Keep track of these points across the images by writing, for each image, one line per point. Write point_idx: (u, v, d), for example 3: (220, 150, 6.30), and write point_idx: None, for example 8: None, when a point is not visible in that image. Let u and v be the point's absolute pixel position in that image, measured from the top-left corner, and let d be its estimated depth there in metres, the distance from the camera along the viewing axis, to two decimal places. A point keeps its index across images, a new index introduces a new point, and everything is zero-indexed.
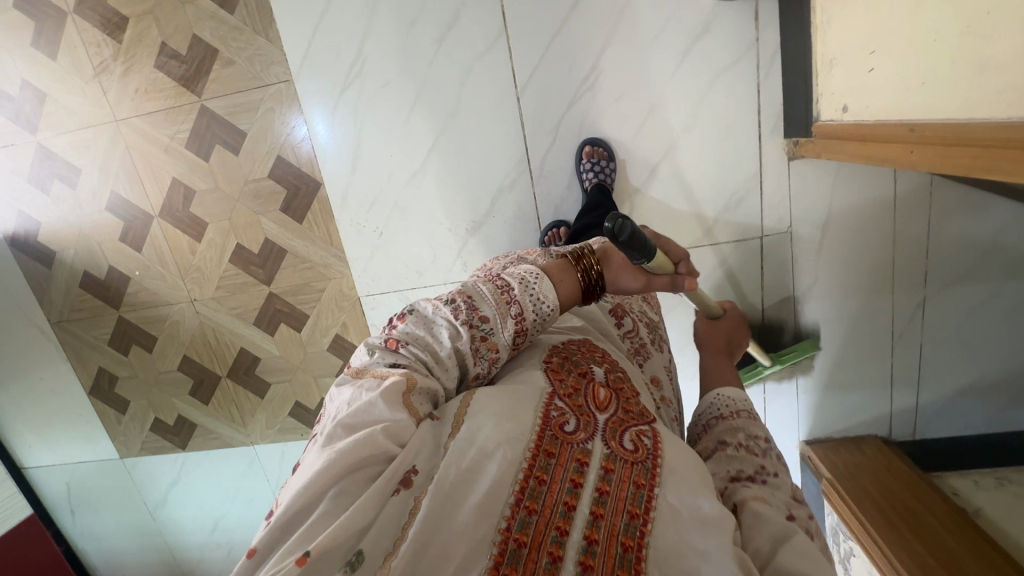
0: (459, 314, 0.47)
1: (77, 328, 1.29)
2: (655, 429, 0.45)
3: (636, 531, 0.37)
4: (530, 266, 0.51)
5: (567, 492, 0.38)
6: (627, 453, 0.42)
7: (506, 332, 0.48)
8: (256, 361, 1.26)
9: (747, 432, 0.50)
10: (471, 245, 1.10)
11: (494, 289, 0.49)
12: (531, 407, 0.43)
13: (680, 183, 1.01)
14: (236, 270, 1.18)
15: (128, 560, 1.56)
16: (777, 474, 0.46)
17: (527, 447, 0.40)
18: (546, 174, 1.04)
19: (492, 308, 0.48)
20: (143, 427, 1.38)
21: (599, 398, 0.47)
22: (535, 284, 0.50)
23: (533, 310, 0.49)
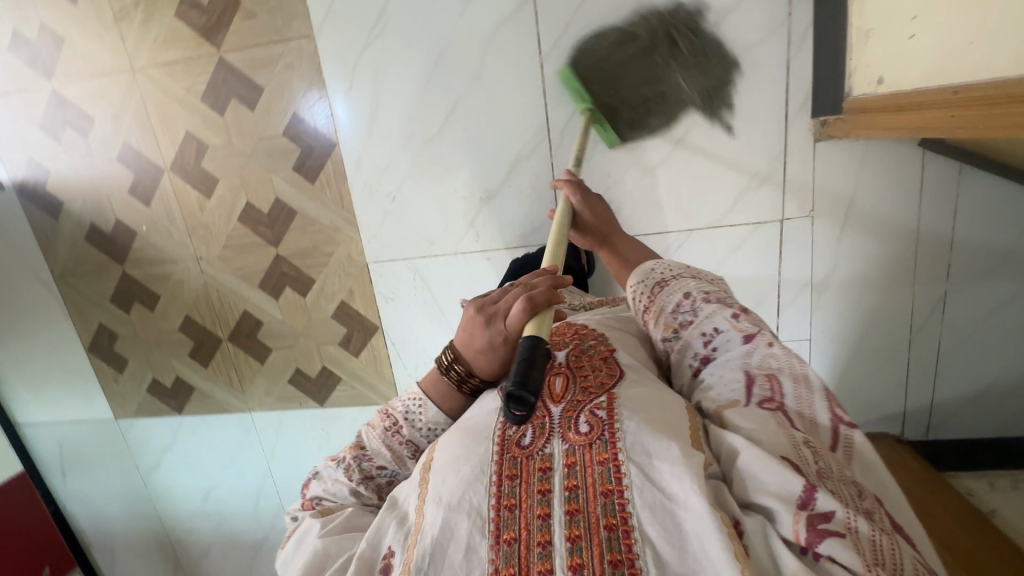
0: (354, 470, 0.61)
1: (80, 283, 1.27)
2: (611, 397, 0.51)
3: (615, 508, 0.43)
4: (412, 393, 0.62)
5: (538, 506, 0.45)
6: (583, 438, 0.49)
7: (403, 466, 0.62)
8: (259, 326, 1.24)
9: (671, 309, 0.62)
10: (484, 215, 1.08)
11: (385, 433, 0.62)
12: (488, 435, 0.51)
13: (701, 160, 0.99)
14: (244, 230, 1.16)
15: (117, 525, 1.55)
16: (716, 329, 0.58)
17: (490, 483, 0.48)
18: (565, 145, 1.01)
19: (384, 452, 0.61)
20: (140, 388, 1.36)
21: (555, 392, 0.54)
22: (418, 414, 0.62)
23: (420, 437, 0.62)
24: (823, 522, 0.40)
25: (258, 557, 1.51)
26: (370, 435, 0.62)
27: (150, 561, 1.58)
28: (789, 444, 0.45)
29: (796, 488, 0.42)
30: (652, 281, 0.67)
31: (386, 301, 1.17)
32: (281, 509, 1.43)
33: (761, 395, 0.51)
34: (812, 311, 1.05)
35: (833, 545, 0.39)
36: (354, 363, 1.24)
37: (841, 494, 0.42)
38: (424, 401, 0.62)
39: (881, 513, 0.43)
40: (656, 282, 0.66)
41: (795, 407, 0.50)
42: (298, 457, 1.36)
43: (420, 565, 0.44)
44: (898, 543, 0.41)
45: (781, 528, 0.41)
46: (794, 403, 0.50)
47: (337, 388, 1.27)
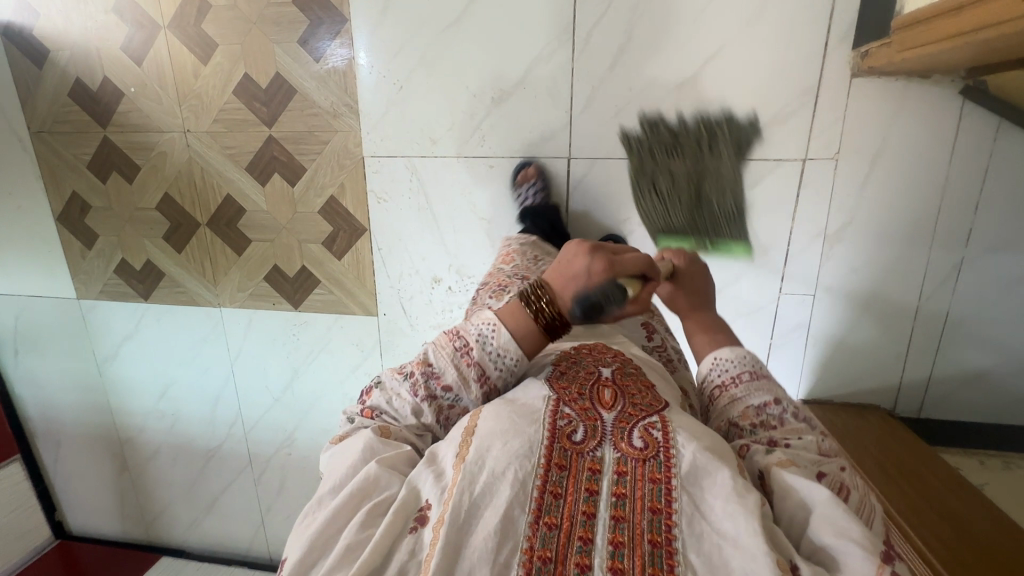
0: (420, 386, 0.56)
1: (57, 143, 1.20)
2: (665, 418, 0.50)
3: (661, 526, 0.42)
4: (486, 318, 0.58)
5: (584, 502, 0.45)
6: (637, 451, 0.47)
7: (467, 391, 0.56)
8: (240, 214, 1.18)
9: (757, 402, 0.55)
10: (494, 119, 1.02)
11: (454, 352, 0.57)
12: (539, 420, 0.50)
13: (730, 85, 0.93)
14: (238, 105, 1.09)
15: (67, 416, 1.48)
16: (798, 436, 0.51)
17: (537, 466, 0.46)
18: (590, 48, 0.95)
19: (450, 371, 0.56)
20: (107, 267, 1.28)
21: (604, 399, 0.53)
22: (490, 339, 0.56)
23: (490, 362, 0.56)
24: None
25: (208, 466, 1.45)
26: (437, 353, 0.57)
27: (95, 458, 1.52)
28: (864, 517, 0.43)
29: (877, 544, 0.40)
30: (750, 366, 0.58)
31: (378, 202, 1.10)
32: (238, 417, 1.37)
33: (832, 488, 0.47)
34: (821, 264, 1.00)
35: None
36: (334, 266, 1.18)
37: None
38: (498, 326, 0.56)
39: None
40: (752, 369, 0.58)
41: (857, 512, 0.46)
42: (264, 363, 1.30)
43: (456, 526, 0.43)
44: None
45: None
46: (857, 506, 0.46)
47: (314, 292, 1.21)
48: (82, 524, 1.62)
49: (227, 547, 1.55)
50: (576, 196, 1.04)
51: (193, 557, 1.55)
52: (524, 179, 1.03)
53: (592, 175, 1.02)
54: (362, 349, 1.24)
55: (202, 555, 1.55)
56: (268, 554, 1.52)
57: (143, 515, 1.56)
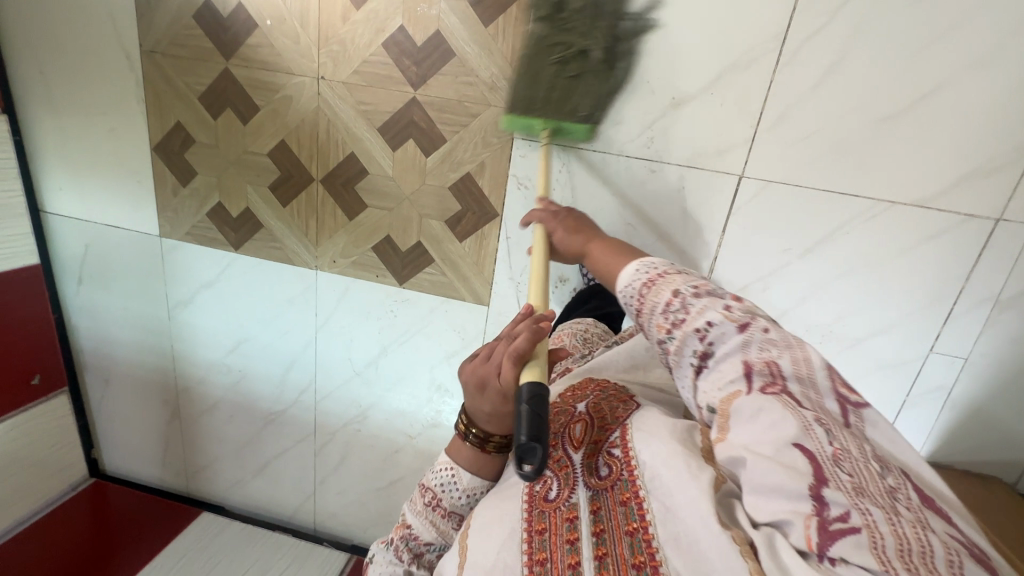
0: (404, 550, 0.61)
1: (169, 68, 1.09)
2: (625, 429, 0.55)
3: (642, 545, 0.46)
4: (441, 469, 0.61)
5: (568, 555, 0.49)
6: (605, 481, 0.53)
7: (448, 537, 0.62)
8: (361, 175, 1.09)
9: (660, 309, 0.54)
10: (668, 121, 0.94)
11: (426, 508, 0.61)
12: (515, 493, 0.55)
13: (942, 126, 0.86)
14: (384, 60, 1.00)
15: (122, 354, 1.40)
16: (709, 322, 0.49)
17: (521, 539, 0.51)
18: (795, 64, 0.87)
19: (428, 530, 0.61)
20: (200, 209, 1.19)
21: (574, 439, 0.59)
22: (452, 486, 0.60)
23: (459, 505, 0.61)
24: (834, 523, 0.38)
25: (268, 429, 1.39)
26: (412, 513, 0.62)
27: (145, 402, 1.45)
28: (800, 427, 0.41)
29: (805, 502, 0.39)
30: (643, 277, 0.59)
31: (518, 187, 1.03)
32: (311, 384, 1.30)
33: (762, 380, 0.45)
34: (982, 329, 0.95)
35: (845, 547, 0.37)
36: (453, 247, 1.10)
37: (853, 477, 0.39)
38: (455, 470, 0.60)
39: (907, 489, 0.41)
40: (645, 279, 0.58)
41: (802, 388, 0.45)
42: (352, 335, 1.23)
43: None
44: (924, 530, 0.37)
45: (793, 537, 0.40)
46: (798, 381, 0.45)
47: (423, 270, 1.13)
48: (118, 464, 1.56)
49: (271, 511, 1.50)
50: (738, 216, 0.97)
51: (234, 516, 1.50)
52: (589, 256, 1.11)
53: (761, 199, 0.95)
54: (462, 337, 1.18)
55: (243, 515, 1.50)
56: (314, 524, 1.48)
57: (185, 467, 1.50)
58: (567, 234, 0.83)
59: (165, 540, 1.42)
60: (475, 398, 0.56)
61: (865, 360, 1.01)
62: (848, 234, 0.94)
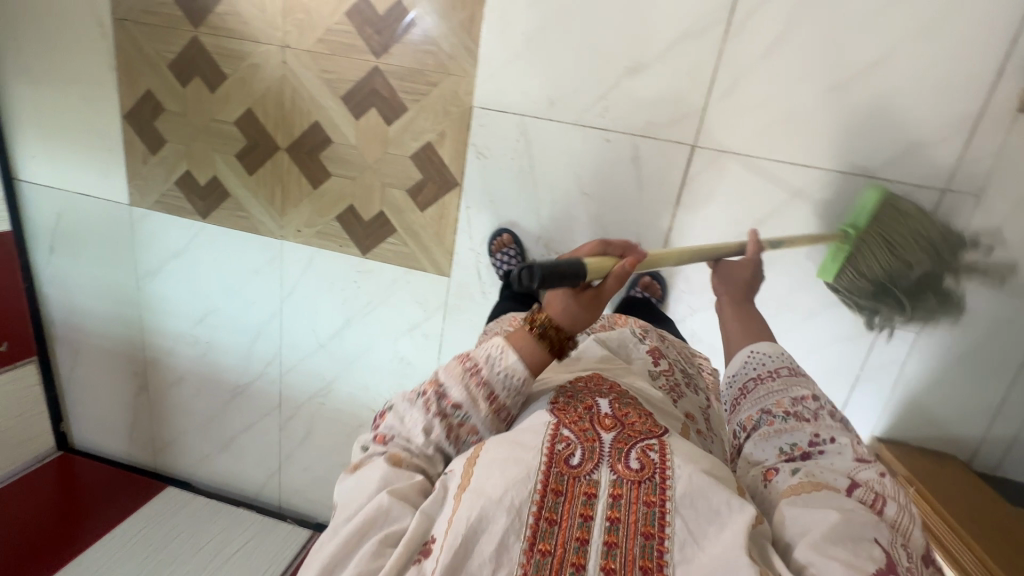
0: (430, 407, 0.52)
1: (140, 36, 1.11)
2: (663, 441, 0.47)
3: (653, 552, 0.41)
4: (493, 339, 0.55)
5: (578, 528, 0.42)
6: (632, 472, 0.44)
7: (479, 410, 0.52)
8: (325, 144, 1.10)
9: (791, 395, 0.57)
10: (622, 90, 0.95)
11: (463, 372, 0.53)
12: (534, 445, 0.46)
13: (886, 96, 0.88)
14: (347, 28, 1.02)
15: (93, 326, 1.41)
16: (833, 438, 0.52)
17: (533, 492, 0.43)
18: (743, 32, 0.89)
19: (461, 390, 0.52)
20: (168, 177, 1.21)
21: (603, 420, 0.49)
22: (499, 357, 0.53)
23: (500, 383, 0.52)
24: None
25: (234, 402, 1.39)
26: (447, 373, 0.53)
27: (115, 375, 1.45)
28: (887, 534, 0.42)
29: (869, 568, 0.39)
30: (782, 364, 0.62)
31: (477, 157, 1.04)
32: (277, 356, 1.31)
33: (862, 495, 0.47)
34: None
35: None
36: (415, 217, 1.11)
37: None
38: (506, 348, 0.53)
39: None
40: (786, 368, 0.61)
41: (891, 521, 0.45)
42: (318, 306, 1.24)
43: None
44: None
45: None
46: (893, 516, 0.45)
47: (386, 241, 1.14)
48: (87, 439, 1.56)
49: (236, 488, 1.49)
50: (692, 186, 0.98)
51: (200, 492, 1.49)
52: (499, 245, 1.07)
53: (714, 169, 0.96)
54: (424, 309, 1.18)
55: (209, 491, 1.50)
56: (278, 501, 1.47)
57: (154, 442, 1.50)
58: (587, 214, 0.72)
59: (130, 511, 1.41)
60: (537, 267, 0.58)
61: (818, 334, 1.02)
62: (798, 206, 0.95)
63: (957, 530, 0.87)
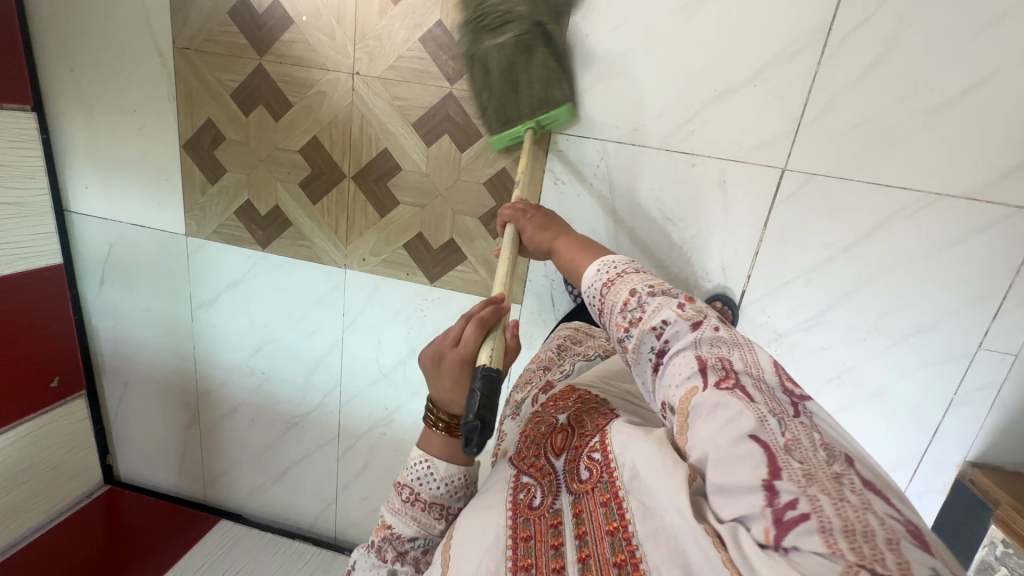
0: (386, 550, 0.59)
1: (202, 66, 1.09)
2: (603, 437, 0.56)
3: (622, 544, 0.44)
4: (414, 458, 0.60)
5: (551, 560, 0.47)
6: (586, 484, 0.52)
7: (433, 529, 0.59)
8: (394, 171, 1.08)
9: (620, 309, 0.59)
10: (709, 113, 0.93)
11: (405, 505, 0.59)
12: (500, 498, 0.56)
13: (991, 115, 0.85)
14: (420, 54, 1.00)
15: (143, 357, 1.38)
16: (665, 321, 0.54)
17: (505, 548, 0.50)
18: (842, 53, 0.87)
19: (409, 525, 0.59)
20: (228, 207, 1.18)
21: (556, 448, 0.60)
22: (429, 477, 0.58)
23: (442, 496, 0.59)
24: (787, 513, 0.38)
25: (289, 434, 1.36)
26: (393, 513, 0.60)
27: (164, 406, 1.42)
28: (753, 419, 0.43)
29: (758, 493, 0.40)
30: (604, 278, 0.64)
31: (555, 182, 1.02)
32: (337, 386, 1.28)
33: (716, 374, 0.48)
34: None
35: (798, 534, 0.37)
36: (485, 245, 1.09)
37: (807, 473, 0.40)
38: (431, 461, 0.59)
39: (852, 474, 0.41)
40: (606, 280, 0.64)
41: (755, 381, 0.47)
42: (380, 337, 1.21)
43: None
44: (870, 514, 0.37)
45: (753, 530, 0.39)
46: (745, 369, 0.48)
47: (455, 268, 1.11)
48: (133, 473, 1.53)
49: (291, 519, 1.45)
50: (780, 210, 0.96)
51: (253, 525, 1.46)
52: None
53: (804, 192, 0.94)
54: None
55: (262, 524, 1.47)
56: (334, 532, 1.43)
57: (203, 474, 1.47)
58: (536, 230, 0.82)
59: (174, 559, 1.35)
60: (437, 379, 0.59)
61: (909, 358, 0.99)
62: (891, 228, 0.93)
63: None
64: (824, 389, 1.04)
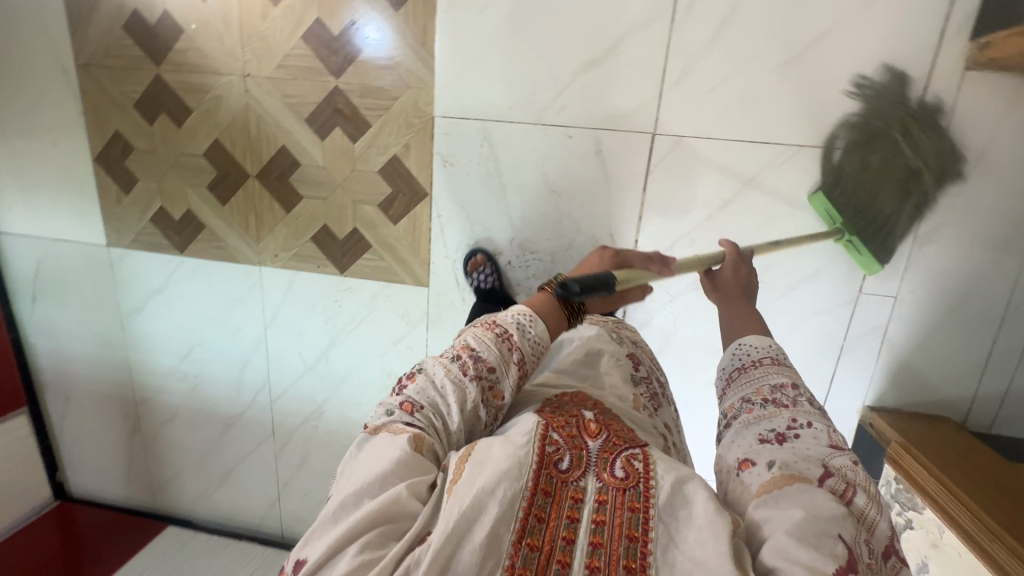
0: (466, 371, 0.52)
1: (105, 79, 1.13)
2: (646, 452, 0.49)
3: (637, 553, 0.41)
4: (520, 308, 0.58)
5: (564, 528, 0.43)
6: (619, 481, 0.46)
7: (510, 376, 0.54)
8: (294, 167, 1.11)
9: (772, 383, 0.56)
10: (578, 86, 0.97)
11: (495, 339, 0.55)
12: (528, 443, 0.48)
13: (836, 66, 0.89)
14: (305, 52, 1.04)
15: (82, 369, 1.41)
16: (809, 422, 0.51)
17: (524, 488, 0.44)
18: (690, 18, 0.91)
19: (495, 355, 0.54)
20: (144, 215, 1.22)
21: (590, 429, 0.52)
22: (528, 325, 0.56)
23: (529, 351, 0.56)
24: None
25: (227, 435, 1.38)
26: (479, 340, 0.55)
27: (106, 417, 1.44)
28: (850, 529, 0.42)
29: (827, 566, 0.39)
30: (767, 351, 0.61)
31: (443, 165, 1.05)
32: (267, 383, 1.31)
33: (834, 486, 0.46)
34: (906, 265, 0.96)
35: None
36: (388, 231, 1.12)
37: None
38: (534, 317, 0.57)
39: None
40: (769, 355, 0.60)
41: (862, 513, 0.45)
42: (302, 330, 1.24)
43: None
44: None
45: None
46: (863, 509, 0.45)
47: (363, 257, 1.15)
48: (85, 487, 1.55)
49: (238, 521, 1.47)
50: (656, 174, 0.99)
51: (202, 529, 1.48)
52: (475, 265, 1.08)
53: (676, 154, 0.98)
54: (407, 321, 1.18)
55: (211, 527, 1.49)
56: (281, 531, 1.45)
57: (151, 482, 1.49)
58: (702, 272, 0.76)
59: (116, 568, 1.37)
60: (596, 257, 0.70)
61: (796, 309, 1.02)
62: (762, 182, 0.96)
63: (954, 490, 0.84)
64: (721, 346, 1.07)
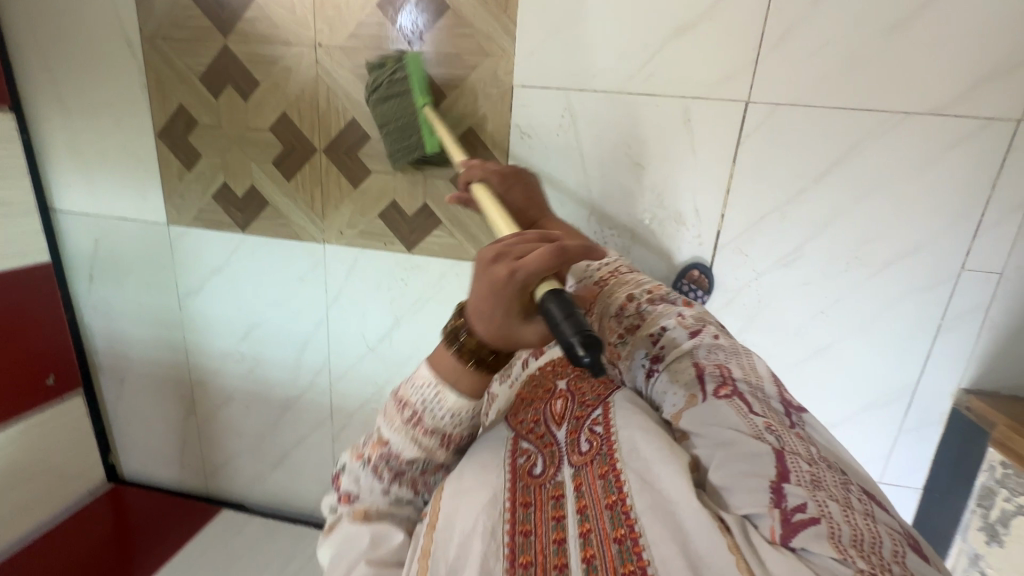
0: (385, 468, 0.56)
1: (170, 52, 1.11)
2: (605, 408, 0.58)
3: (621, 519, 0.47)
4: (424, 381, 0.54)
5: (552, 530, 0.50)
6: (585, 457, 0.55)
7: (435, 453, 0.56)
8: (364, 140, 1.08)
9: (616, 316, 0.70)
10: (668, 53, 0.93)
11: (405, 425, 0.55)
12: (500, 464, 0.56)
13: (951, 27, 0.84)
14: (380, 20, 1.00)
15: (136, 351, 1.39)
16: (665, 328, 0.64)
17: (504, 512, 0.52)
18: None
19: (410, 446, 0.55)
20: (206, 191, 1.19)
21: (555, 419, 0.60)
22: (436, 404, 0.54)
23: (445, 426, 0.55)
24: (796, 515, 0.43)
25: (284, 418, 1.36)
26: (390, 430, 0.55)
27: (160, 399, 1.43)
28: (749, 430, 0.49)
29: (766, 490, 0.45)
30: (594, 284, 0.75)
31: (521, 138, 1.02)
32: (327, 364, 1.28)
33: (715, 382, 0.56)
34: (1015, 240, 0.91)
35: (807, 535, 0.41)
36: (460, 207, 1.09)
37: (810, 478, 0.45)
38: (440, 389, 0.53)
39: (850, 481, 0.48)
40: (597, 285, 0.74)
41: (748, 388, 0.55)
42: (365, 309, 1.21)
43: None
44: (873, 519, 0.44)
45: (761, 527, 0.44)
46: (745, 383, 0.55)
47: (432, 234, 1.12)
48: (137, 470, 1.54)
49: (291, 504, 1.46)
50: (747, 146, 0.95)
51: (256, 512, 1.47)
52: None
53: (769, 124, 0.93)
54: None
55: (264, 510, 1.48)
56: None
57: (204, 465, 1.47)
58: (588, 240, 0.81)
59: (173, 552, 1.35)
60: (478, 284, 0.50)
61: (888, 288, 0.98)
62: (863, 152, 0.92)
63: None
64: (811, 325, 1.03)
